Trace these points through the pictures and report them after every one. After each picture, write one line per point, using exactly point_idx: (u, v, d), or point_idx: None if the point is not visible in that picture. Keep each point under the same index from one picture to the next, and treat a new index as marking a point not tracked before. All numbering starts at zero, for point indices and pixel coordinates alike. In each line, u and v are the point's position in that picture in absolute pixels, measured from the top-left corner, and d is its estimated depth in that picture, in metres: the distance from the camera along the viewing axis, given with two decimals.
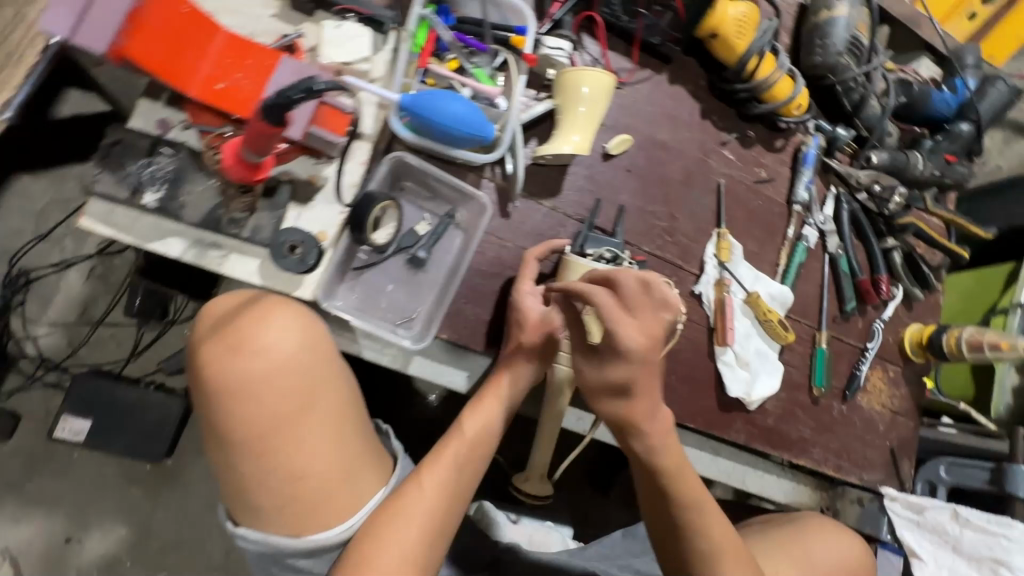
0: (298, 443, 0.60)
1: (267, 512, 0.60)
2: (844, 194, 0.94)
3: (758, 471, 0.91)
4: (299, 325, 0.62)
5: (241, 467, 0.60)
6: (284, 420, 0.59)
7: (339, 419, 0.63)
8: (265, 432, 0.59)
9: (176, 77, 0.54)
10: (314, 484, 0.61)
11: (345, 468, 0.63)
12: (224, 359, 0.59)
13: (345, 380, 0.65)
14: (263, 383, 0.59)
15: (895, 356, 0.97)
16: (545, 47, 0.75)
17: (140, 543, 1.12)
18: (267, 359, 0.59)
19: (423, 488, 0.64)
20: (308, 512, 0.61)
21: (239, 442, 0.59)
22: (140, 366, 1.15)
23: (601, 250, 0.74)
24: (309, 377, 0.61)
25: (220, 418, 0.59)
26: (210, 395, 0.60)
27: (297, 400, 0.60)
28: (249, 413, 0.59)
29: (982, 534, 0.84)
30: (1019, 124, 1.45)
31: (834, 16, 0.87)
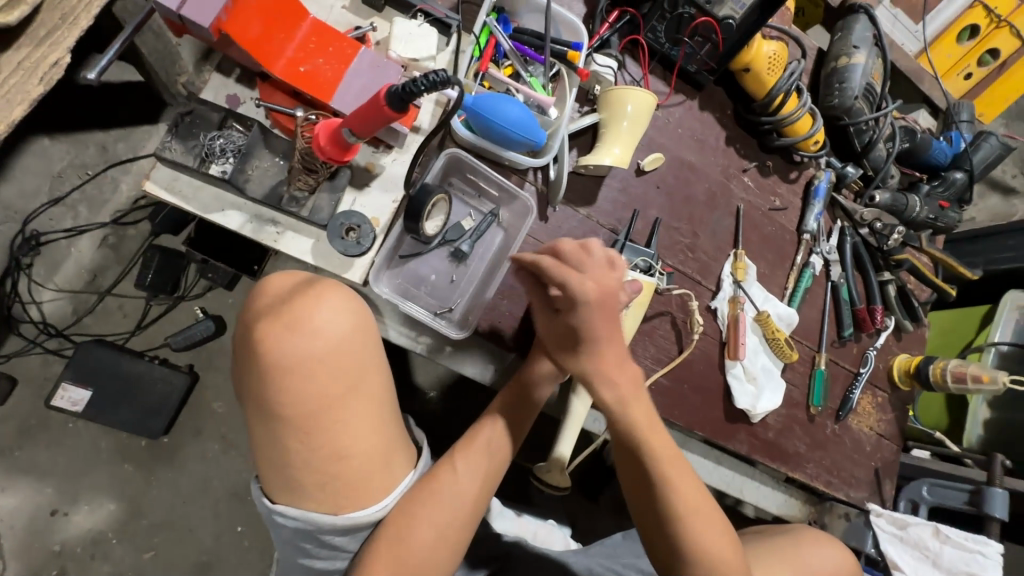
0: (346, 424, 0.61)
1: (308, 489, 0.62)
2: (848, 227, 1.00)
3: (756, 483, 0.99)
4: (353, 307, 0.63)
5: (288, 445, 0.60)
6: (337, 400, 0.60)
7: (382, 402, 0.65)
8: (317, 412, 0.59)
9: (263, 57, 0.59)
10: (359, 463, 0.62)
11: (385, 450, 0.65)
12: (280, 337, 0.59)
13: (387, 363, 0.67)
14: (318, 363, 0.59)
15: (884, 382, 1.04)
16: (596, 64, 0.80)
17: (129, 520, 1.10)
18: (324, 340, 0.60)
19: (457, 472, 0.68)
20: (348, 491, 0.63)
21: (290, 420, 0.59)
22: (145, 340, 1.13)
23: (637, 261, 0.82)
24: (360, 360, 0.62)
25: (270, 396, 0.59)
26: (260, 372, 0.59)
27: (348, 382, 0.61)
28: (302, 393, 0.59)
29: (960, 549, 0.91)
30: (996, 180, 1.57)
31: (852, 64, 0.93)
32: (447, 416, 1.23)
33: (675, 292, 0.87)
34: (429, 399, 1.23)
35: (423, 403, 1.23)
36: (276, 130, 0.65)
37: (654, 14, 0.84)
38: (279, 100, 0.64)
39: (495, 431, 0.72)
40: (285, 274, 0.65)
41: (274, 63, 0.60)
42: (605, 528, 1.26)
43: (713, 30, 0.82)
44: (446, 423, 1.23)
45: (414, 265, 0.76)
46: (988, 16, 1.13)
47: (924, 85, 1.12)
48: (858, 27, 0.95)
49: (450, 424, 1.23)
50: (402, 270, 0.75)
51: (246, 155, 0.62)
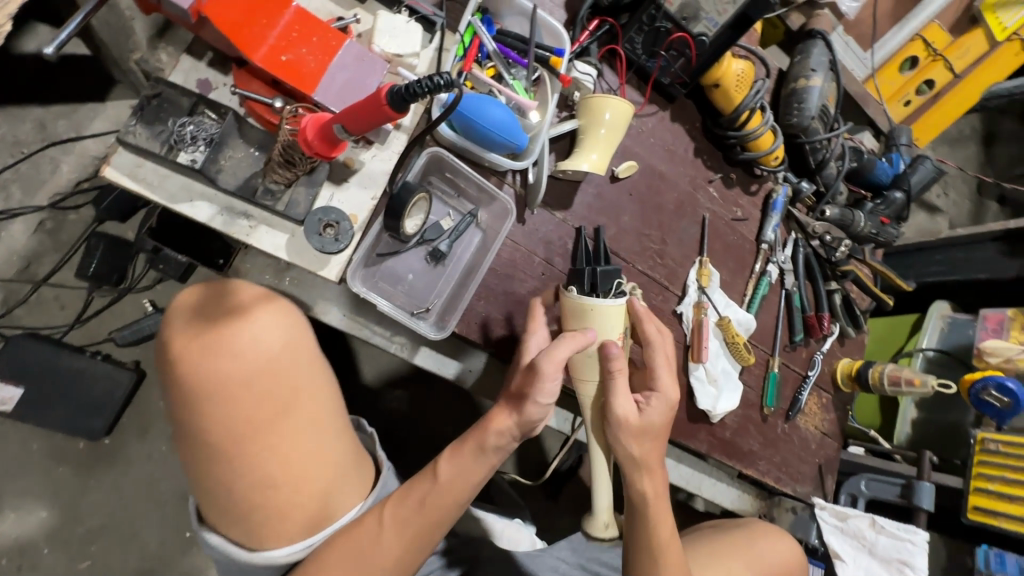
0: (272, 449, 0.60)
1: (234, 519, 0.60)
2: (801, 239, 1.06)
3: (713, 479, 1.07)
4: (281, 330, 0.62)
5: (212, 470, 0.59)
6: (259, 424, 0.60)
7: (316, 429, 0.63)
8: (240, 436, 0.59)
9: (244, 43, 0.57)
10: (284, 493, 0.61)
11: (318, 481, 0.63)
12: (199, 358, 0.59)
13: (328, 389, 0.66)
14: (240, 384, 0.59)
15: (828, 385, 1.11)
16: (576, 71, 0.82)
17: (64, 527, 1.02)
18: (245, 361, 0.59)
19: (381, 526, 0.61)
20: (274, 523, 0.61)
21: (211, 443, 0.59)
22: (86, 333, 1.05)
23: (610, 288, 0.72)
24: (290, 383, 0.62)
25: (192, 417, 0.59)
26: (181, 394, 0.59)
27: (275, 406, 0.61)
28: (223, 415, 0.59)
29: (894, 539, 0.99)
30: (928, 203, 1.71)
31: (810, 86, 0.99)
32: (412, 417, 1.22)
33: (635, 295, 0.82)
34: (393, 398, 1.22)
35: (387, 402, 1.21)
36: (251, 119, 0.63)
37: (633, 26, 0.86)
38: (256, 88, 0.62)
39: (433, 488, 0.61)
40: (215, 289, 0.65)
41: (255, 50, 0.58)
42: (566, 524, 1.28)
43: (687, 45, 0.85)
44: (410, 423, 1.22)
45: (392, 263, 0.76)
46: (927, 49, 1.26)
47: (870, 109, 1.20)
48: (815, 51, 1.01)
49: (414, 423, 1.22)
50: (379, 267, 0.75)
51: (219, 145, 0.60)
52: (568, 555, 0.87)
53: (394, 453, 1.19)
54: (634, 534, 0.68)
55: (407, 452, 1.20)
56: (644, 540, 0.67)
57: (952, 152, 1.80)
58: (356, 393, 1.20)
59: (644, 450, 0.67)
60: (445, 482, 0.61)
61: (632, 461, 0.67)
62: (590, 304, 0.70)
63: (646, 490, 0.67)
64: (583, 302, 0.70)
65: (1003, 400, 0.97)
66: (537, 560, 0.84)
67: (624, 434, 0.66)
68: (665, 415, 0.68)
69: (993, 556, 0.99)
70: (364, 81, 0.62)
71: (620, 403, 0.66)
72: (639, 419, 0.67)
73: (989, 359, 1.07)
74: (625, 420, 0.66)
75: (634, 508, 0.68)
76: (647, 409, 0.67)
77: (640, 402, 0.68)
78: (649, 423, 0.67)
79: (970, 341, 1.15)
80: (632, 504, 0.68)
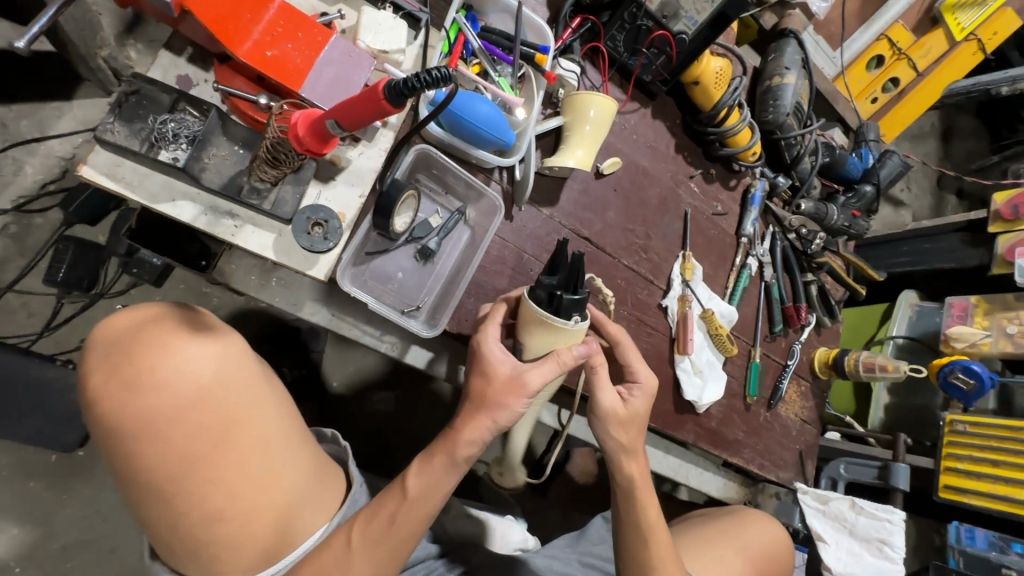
0: (214, 484, 0.58)
1: (184, 554, 0.59)
2: (778, 232, 1.09)
3: (700, 469, 1.09)
4: (215, 357, 0.59)
5: (154, 509, 0.57)
6: (195, 460, 0.56)
7: (261, 456, 0.60)
8: (176, 474, 0.56)
9: (228, 38, 0.56)
10: (235, 524, 0.59)
11: (272, 506, 0.61)
12: (120, 397, 0.55)
13: (273, 411, 0.62)
14: (170, 420, 0.56)
15: (807, 373, 1.14)
16: (560, 68, 0.83)
17: (37, 544, 0.98)
18: (174, 396, 0.56)
19: (350, 550, 0.59)
20: (228, 555, 0.59)
21: (147, 483, 0.56)
22: (56, 342, 1.03)
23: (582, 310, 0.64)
24: (228, 410, 0.58)
25: (121, 459, 0.55)
26: (108, 434, 0.55)
27: (212, 438, 0.57)
28: (153, 456, 0.55)
29: (872, 518, 1.03)
30: (894, 198, 1.77)
31: (784, 83, 1.01)
32: (399, 418, 1.21)
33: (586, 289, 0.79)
34: (379, 400, 1.21)
35: (372, 404, 1.20)
36: (234, 115, 0.61)
37: (614, 24, 0.87)
38: (239, 84, 0.60)
39: (404, 503, 0.61)
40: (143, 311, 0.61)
41: (239, 44, 0.56)
42: (556, 521, 1.29)
43: (668, 43, 0.87)
44: (397, 424, 1.21)
45: (381, 262, 0.75)
46: (891, 48, 1.31)
47: (840, 106, 1.24)
48: (788, 50, 1.04)
49: (401, 424, 1.21)
50: (368, 266, 0.74)
51: (202, 143, 0.58)
52: (562, 550, 0.87)
53: (382, 455, 1.18)
54: (624, 516, 0.71)
55: (395, 454, 1.19)
56: (633, 519, 0.70)
57: (914, 148, 1.87)
58: (342, 395, 1.18)
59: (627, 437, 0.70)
60: (416, 496, 0.61)
61: (618, 450, 0.70)
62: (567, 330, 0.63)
63: (632, 472, 0.70)
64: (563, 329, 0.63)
65: (969, 382, 1.02)
66: (532, 556, 0.85)
67: (611, 423, 0.70)
68: (646, 404, 0.71)
69: (964, 531, 1.03)
70: (352, 78, 0.62)
71: (605, 396, 0.69)
72: (623, 410, 0.70)
73: (955, 344, 1.12)
74: (612, 412, 0.69)
75: (623, 491, 0.71)
76: (631, 400, 0.71)
77: (622, 394, 0.71)
78: (632, 413, 0.70)
79: (936, 327, 1.20)
80: (620, 487, 0.71)
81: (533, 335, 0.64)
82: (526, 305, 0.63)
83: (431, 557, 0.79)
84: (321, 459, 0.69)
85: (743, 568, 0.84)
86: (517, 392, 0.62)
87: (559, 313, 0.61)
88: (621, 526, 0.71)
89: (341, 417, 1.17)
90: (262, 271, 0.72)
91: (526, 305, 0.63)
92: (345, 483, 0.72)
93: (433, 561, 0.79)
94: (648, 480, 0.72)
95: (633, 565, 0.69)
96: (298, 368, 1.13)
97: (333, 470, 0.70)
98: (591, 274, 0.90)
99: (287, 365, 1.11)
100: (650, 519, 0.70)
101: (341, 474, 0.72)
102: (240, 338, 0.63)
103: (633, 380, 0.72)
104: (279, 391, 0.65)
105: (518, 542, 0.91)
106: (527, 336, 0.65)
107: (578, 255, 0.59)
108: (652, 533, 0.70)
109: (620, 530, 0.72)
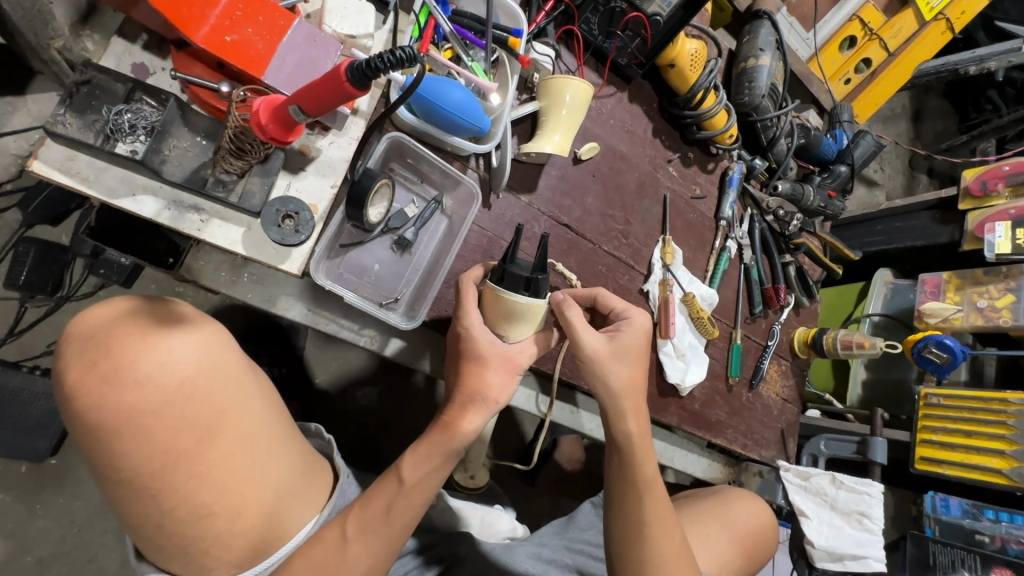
0: (202, 480, 0.56)
1: (172, 552, 0.57)
2: (756, 215, 1.09)
3: (684, 451, 1.11)
4: (198, 349, 0.56)
5: (139, 507, 0.55)
6: (181, 456, 0.54)
7: (248, 451, 0.58)
8: (161, 471, 0.54)
9: (183, 23, 0.53)
10: (222, 520, 0.57)
11: (262, 501, 0.60)
12: (99, 392, 0.52)
13: (258, 406, 0.61)
14: (151, 415, 0.53)
15: (787, 352, 1.15)
16: (534, 52, 0.81)
17: (9, 559, 0.95)
18: (158, 390, 0.53)
19: (346, 539, 0.59)
20: (218, 552, 0.58)
21: (127, 481, 0.53)
22: (20, 348, 0.99)
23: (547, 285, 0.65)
24: (214, 404, 0.56)
25: (98, 457, 0.53)
26: (82, 434, 0.53)
27: (197, 433, 0.55)
28: (137, 452, 0.53)
29: (852, 492, 1.05)
30: (869, 179, 1.80)
31: (759, 65, 1.00)
32: (382, 414, 1.20)
33: (558, 266, 0.81)
34: (361, 396, 1.19)
35: (356, 400, 1.18)
36: (195, 105, 0.59)
37: (588, 6, 0.85)
38: (198, 72, 0.58)
39: (400, 492, 0.60)
40: (115, 302, 0.58)
41: (196, 30, 0.54)
42: (543, 507, 1.30)
43: (642, 26, 0.86)
44: (380, 420, 1.19)
45: (357, 254, 0.74)
46: (864, 28, 1.32)
47: (814, 88, 1.24)
48: (762, 31, 1.02)
49: (384, 419, 1.20)
50: (343, 259, 0.73)
51: (161, 134, 0.56)
52: (550, 538, 0.88)
53: (366, 452, 1.16)
54: (618, 473, 0.70)
55: (380, 450, 1.17)
56: (629, 476, 0.69)
57: (886, 129, 1.89)
58: (325, 392, 1.16)
59: (623, 377, 0.68)
60: (412, 485, 0.60)
61: (616, 395, 0.68)
62: (539, 305, 0.63)
63: (631, 429, 0.69)
64: (538, 304, 0.63)
65: (942, 356, 1.04)
66: (521, 544, 0.85)
67: (602, 367, 0.67)
68: (637, 338, 0.69)
69: (939, 500, 1.06)
70: (315, 65, 0.60)
71: (585, 336, 0.66)
72: (610, 348, 0.67)
73: (928, 320, 1.15)
74: (596, 355, 0.66)
75: (621, 450, 0.70)
76: (619, 335, 0.68)
77: (610, 332, 0.68)
78: (621, 348, 0.68)
79: (911, 304, 1.23)
80: (618, 445, 0.70)
81: (515, 323, 0.64)
82: (504, 296, 0.62)
83: (409, 554, 0.77)
84: (308, 453, 0.68)
85: (728, 546, 0.86)
86: (512, 374, 0.64)
87: (538, 293, 0.63)
88: (614, 481, 0.71)
89: (322, 415, 1.15)
90: (232, 267, 0.70)
91: (503, 296, 0.62)
92: (332, 475, 0.71)
93: (410, 559, 0.77)
94: (648, 437, 0.71)
95: (624, 520, 0.69)
96: (279, 365, 1.11)
97: (319, 465, 0.69)
98: (572, 261, 0.89)
99: (266, 364, 1.09)
100: (647, 475, 0.70)
101: (328, 468, 0.71)
102: (222, 329, 0.61)
103: (622, 319, 0.71)
104: (264, 384, 0.64)
105: (507, 531, 0.91)
106: (511, 325, 0.64)
107: (544, 236, 0.61)
108: (645, 491, 0.69)
109: (615, 484, 0.70)
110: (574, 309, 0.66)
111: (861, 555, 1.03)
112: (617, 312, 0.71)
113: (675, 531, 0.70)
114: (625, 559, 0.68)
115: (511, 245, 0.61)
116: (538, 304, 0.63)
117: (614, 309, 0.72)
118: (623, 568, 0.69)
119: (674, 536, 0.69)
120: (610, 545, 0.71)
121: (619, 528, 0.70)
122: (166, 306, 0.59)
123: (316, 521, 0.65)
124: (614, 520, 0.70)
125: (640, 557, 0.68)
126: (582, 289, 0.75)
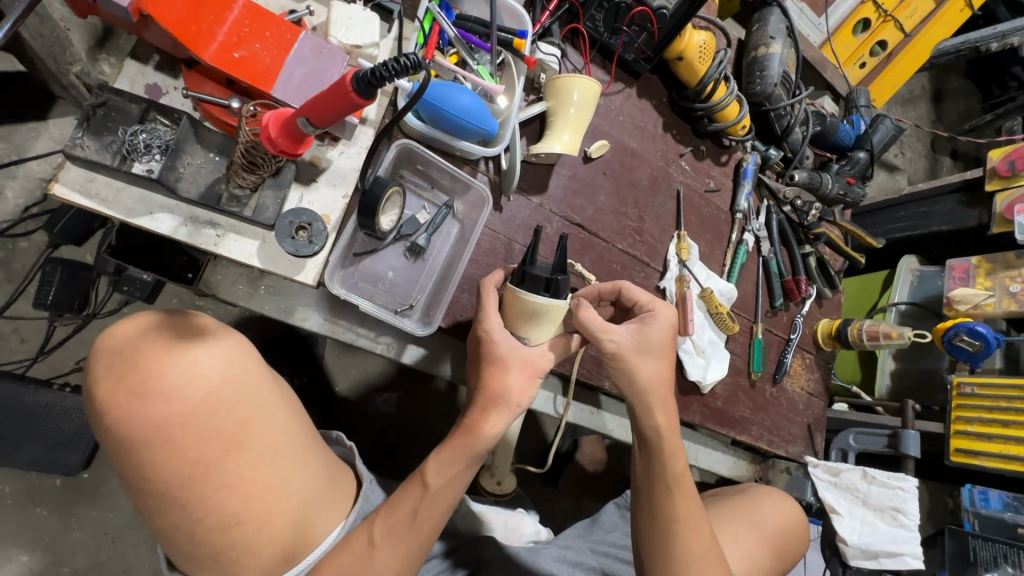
0: (230, 490, 0.56)
1: (202, 562, 0.58)
2: (773, 206, 1.07)
3: (708, 449, 1.09)
4: (220, 360, 0.57)
5: (168, 518, 0.55)
6: (208, 465, 0.55)
7: (273, 459, 0.59)
8: (189, 482, 0.54)
9: (193, 41, 0.54)
10: (250, 529, 0.57)
11: (289, 510, 0.60)
12: (128, 406, 0.53)
13: (281, 415, 0.61)
14: (177, 427, 0.54)
15: (810, 345, 1.13)
16: (540, 52, 0.80)
17: (47, 571, 0.98)
18: (183, 402, 0.54)
19: (373, 546, 0.59)
20: (248, 561, 0.58)
21: (157, 493, 0.54)
22: (51, 366, 1.02)
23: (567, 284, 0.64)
24: (236, 415, 0.57)
25: (127, 471, 0.54)
26: (111, 448, 0.54)
27: (223, 444, 0.56)
28: (164, 464, 0.53)
29: (884, 487, 1.03)
30: (889, 164, 1.76)
31: (770, 53, 0.98)
32: (401, 419, 1.20)
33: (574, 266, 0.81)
34: (381, 401, 1.20)
35: (376, 406, 1.19)
36: (207, 122, 0.60)
37: (593, 3, 0.84)
38: (209, 90, 0.59)
39: (424, 498, 0.60)
40: (139, 317, 0.59)
41: (204, 48, 0.55)
42: (567, 509, 1.29)
43: (648, 20, 0.85)
44: (401, 425, 1.20)
45: (371, 262, 0.75)
46: (877, 11, 1.28)
47: (828, 74, 1.21)
48: (772, 19, 1.00)
49: (404, 425, 1.20)
50: (358, 267, 0.74)
51: (176, 152, 0.57)
52: (575, 540, 0.86)
53: (387, 457, 1.17)
54: (647, 469, 0.69)
55: (402, 454, 1.18)
56: (658, 471, 0.68)
57: (905, 112, 1.84)
58: (346, 399, 1.17)
59: (652, 372, 0.67)
60: (438, 489, 0.60)
61: (638, 392, 0.67)
62: (558, 305, 0.62)
63: (658, 423, 0.68)
64: (557, 304, 0.62)
65: (974, 344, 1.00)
66: (546, 547, 0.84)
67: (625, 362, 0.66)
68: (665, 333, 0.67)
69: (977, 493, 1.03)
70: (323, 76, 0.61)
71: (605, 335, 0.64)
72: (634, 342, 0.66)
73: (957, 306, 1.11)
74: (620, 347, 0.65)
75: (649, 446, 0.69)
76: (644, 328, 0.66)
77: (635, 324, 0.67)
78: (646, 341, 0.66)
79: (939, 291, 1.19)
80: (646, 440, 0.69)
81: (536, 324, 0.64)
82: (523, 297, 0.62)
83: (437, 558, 0.78)
84: (331, 461, 0.68)
85: (757, 545, 0.84)
86: (531, 375, 0.63)
87: (558, 294, 0.62)
88: (642, 476, 0.70)
89: (342, 422, 1.16)
90: (249, 280, 0.71)
91: (522, 297, 0.62)
92: (355, 482, 0.71)
93: (437, 562, 0.77)
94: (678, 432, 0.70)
95: (652, 517, 0.68)
96: (299, 375, 1.12)
97: (342, 473, 0.69)
98: (586, 260, 0.89)
99: (287, 374, 1.11)
100: (677, 471, 0.69)
101: (351, 475, 0.71)
102: (244, 339, 0.62)
103: (647, 312, 0.69)
104: (286, 394, 0.64)
105: (530, 534, 0.90)
106: (532, 326, 0.64)
107: (563, 236, 0.61)
108: (672, 488, 0.68)
109: (644, 479, 0.70)
110: (588, 309, 0.65)
111: (898, 552, 1.00)
112: (642, 305, 0.70)
113: (706, 529, 0.68)
114: (652, 556, 0.67)
115: (530, 247, 0.61)
116: (557, 305, 0.62)
117: (638, 302, 0.70)
118: (651, 567, 0.67)
119: (704, 535, 0.68)
120: (638, 543, 0.70)
121: (646, 525, 0.69)
122: (188, 319, 0.60)
123: (342, 527, 0.66)
124: (642, 516, 0.69)
125: (669, 554, 0.67)
126: (606, 282, 0.74)
